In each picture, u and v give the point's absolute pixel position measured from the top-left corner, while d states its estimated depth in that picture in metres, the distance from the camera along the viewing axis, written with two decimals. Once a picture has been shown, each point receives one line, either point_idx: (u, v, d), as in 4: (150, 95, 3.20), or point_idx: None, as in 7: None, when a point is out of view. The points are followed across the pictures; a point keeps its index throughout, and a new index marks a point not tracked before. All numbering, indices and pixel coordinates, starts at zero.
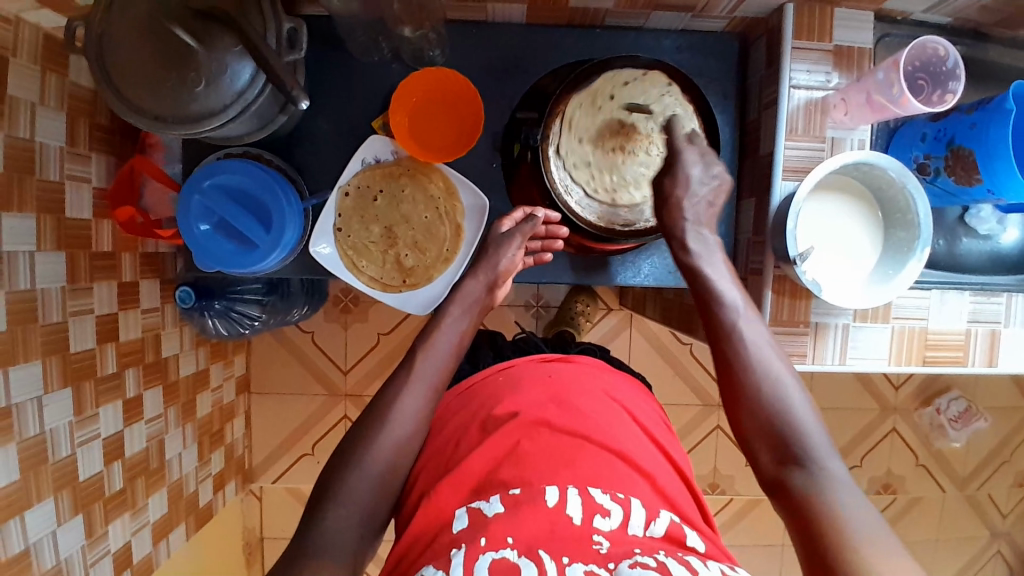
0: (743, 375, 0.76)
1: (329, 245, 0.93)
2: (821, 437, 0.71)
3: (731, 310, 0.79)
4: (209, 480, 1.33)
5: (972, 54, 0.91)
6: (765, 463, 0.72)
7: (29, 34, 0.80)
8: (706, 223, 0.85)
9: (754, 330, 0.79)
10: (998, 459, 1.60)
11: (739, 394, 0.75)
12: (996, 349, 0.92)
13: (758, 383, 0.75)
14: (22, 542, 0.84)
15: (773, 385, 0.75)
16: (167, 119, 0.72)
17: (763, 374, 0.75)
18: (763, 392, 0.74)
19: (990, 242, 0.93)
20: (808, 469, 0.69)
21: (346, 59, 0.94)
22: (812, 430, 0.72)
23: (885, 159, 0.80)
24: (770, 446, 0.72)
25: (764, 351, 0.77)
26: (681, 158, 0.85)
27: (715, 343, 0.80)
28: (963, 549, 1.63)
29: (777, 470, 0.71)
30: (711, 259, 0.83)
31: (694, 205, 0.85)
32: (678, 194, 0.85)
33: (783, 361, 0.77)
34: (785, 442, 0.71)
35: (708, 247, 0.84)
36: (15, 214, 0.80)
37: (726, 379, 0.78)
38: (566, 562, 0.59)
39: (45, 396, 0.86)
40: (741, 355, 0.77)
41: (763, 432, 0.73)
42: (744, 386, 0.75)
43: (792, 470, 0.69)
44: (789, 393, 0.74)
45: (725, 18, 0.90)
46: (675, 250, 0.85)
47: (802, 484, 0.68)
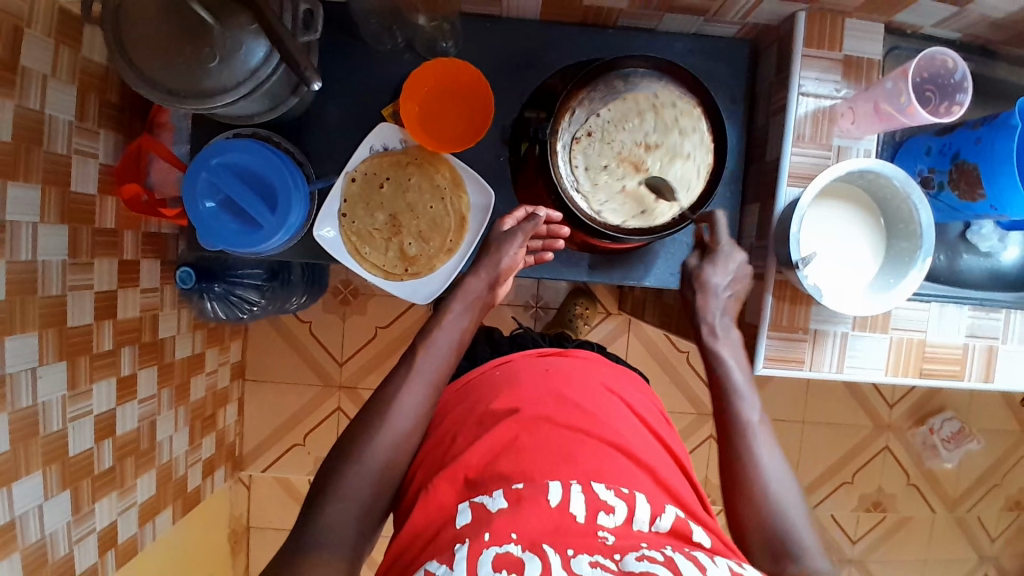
0: (747, 471, 0.78)
1: (333, 229, 0.94)
2: (814, 541, 0.74)
3: (743, 403, 0.84)
4: (198, 465, 1.32)
5: (980, 71, 0.92)
6: (756, 559, 0.74)
7: (45, 7, 0.80)
8: (732, 318, 0.91)
9: (762, 432, 0.82)
10: (988, 481, 1.60)
11: (740, 488, 0.78)
12: (993, 365, 0.92)
13: (763, 482, 0.78)
14: (8, 513, 0.83)
15: (777, 485, 0.78)
16: (181, 93, 0.72)
17: (766, 474, 0.78)
18: (768, 490, 0.77)
19: (991, 259, 0.93)
20: (805, 568, 0.71)
21: (359, 47, 0.95)
22: (805, 533, 0.75)
23: (890, 168, 0.80)
24: (767, 543, 0.74)
25: (768, 450, 0.81)
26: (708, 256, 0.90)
27: (723, 434, 0.83)
28: (950, 571, 1.62)
29: (772, 568, 0.73)
30: (732, 348, 0.88)
31: (721, 296, 0.91)
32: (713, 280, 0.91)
33: (784, 468, 0.80)
34: (780, 542, 0.74)
35: (732, 342, 0.89)
36: (20, 184, 0.80)
37: (728, 469, 0.80)
38: (572, 554, 0.58)
39: (40, 368, 0.85)
40: (749, 449, 0.80)
41: (762, 530, 0.75)
42: (747, 479, 0.78)
43: (787, 568, 0.72)
44: (790, 495, 0.77)
45: (737, 23, 0.91)
46: (703, 338, 0.90)
47: None
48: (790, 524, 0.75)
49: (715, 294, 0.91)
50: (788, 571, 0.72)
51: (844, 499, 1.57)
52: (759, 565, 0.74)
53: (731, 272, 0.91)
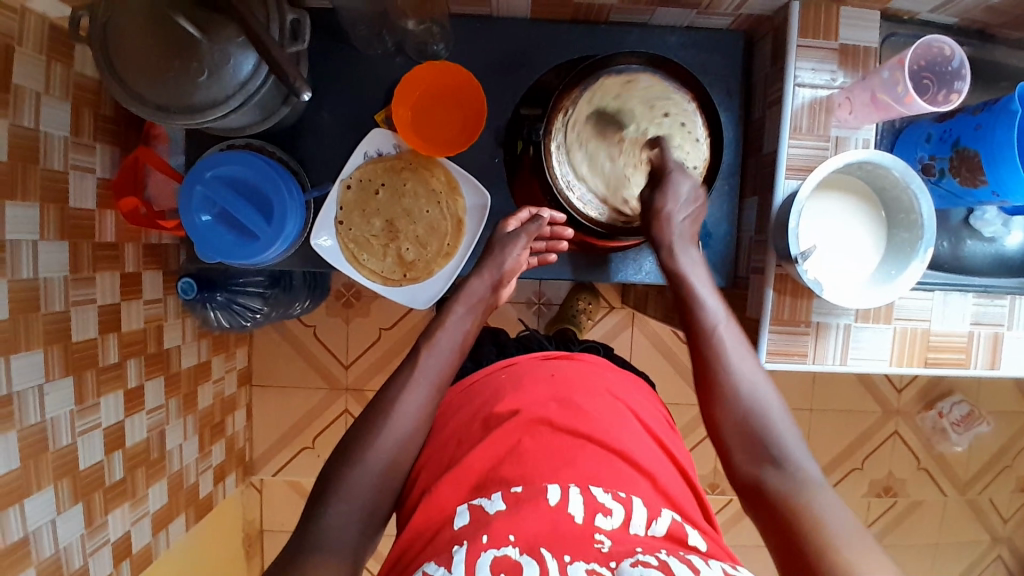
0: (721, 377, 0.78)
1: (330, 237, 0.93)
2: (795, 441, 0.74)
3: (708, 313, 0.82)
4: (209, 471, 1.33)
5: (978, 54, 0.90)
6: (739, 464, 0.74)
7: (35, 24, 0.80)
8: (689, 238, 0.87)
9: (732, 334, 0.81)
10: (999, 463, 1.59)
11: (717, 394, 0.77)
12: (999, 352, 0.91)
13: (737, 387, 0.77)
14: (22, 530, 0.84)
15: (751, 386, 0.77)
16: (171, 109, 0.73)
17: (740, 377, 0.77)
18: (742, 391, 0.77)
19: (995, 244, 0.92)
20: (783, 472, 0.71)
21: (350, 53, 0.94)
22: (785, 434, 0.74)
23: (889, 158, 0.79)
24: (747, 447, 0.74)
25: (740, 354, 0.79)
26: (674, 175, 0.87)
27: (693, 346, 0.82)
28: (963, 554, 1.62)
29: (752, 471, 0.73)
30: (695, 268, 0.86)
31: (678, 222, 0.87)
32: (667, 208, 0.86)
33: (763, 376, 0.78)
34: (760, 444, 0.74)
35: (693, 262, 0.86)
36: (18, 203, 0.80)
37: (702, 379, 0.80)
38: (568, 560, 0.59)
39: (46, 384, 0.86)
40: (720, 357, 0.79)
41: (741, 436, 0.75)
42: (719, 381, 0.78)
43: (766, 472, 0.72)
44: (767, 395, 0.77)
45: (731, 15, 0.90)
46: (661, 256, 0.87)
47: (777, 485, 0.70)
48: (768, 426, 0.75)
49: (670, 221, 0.86)
50: (768, 475, 0.71)
51: (855, 485, 1.56)
52: (742, 469, 0.74)
53: (684, 197, 0.86)
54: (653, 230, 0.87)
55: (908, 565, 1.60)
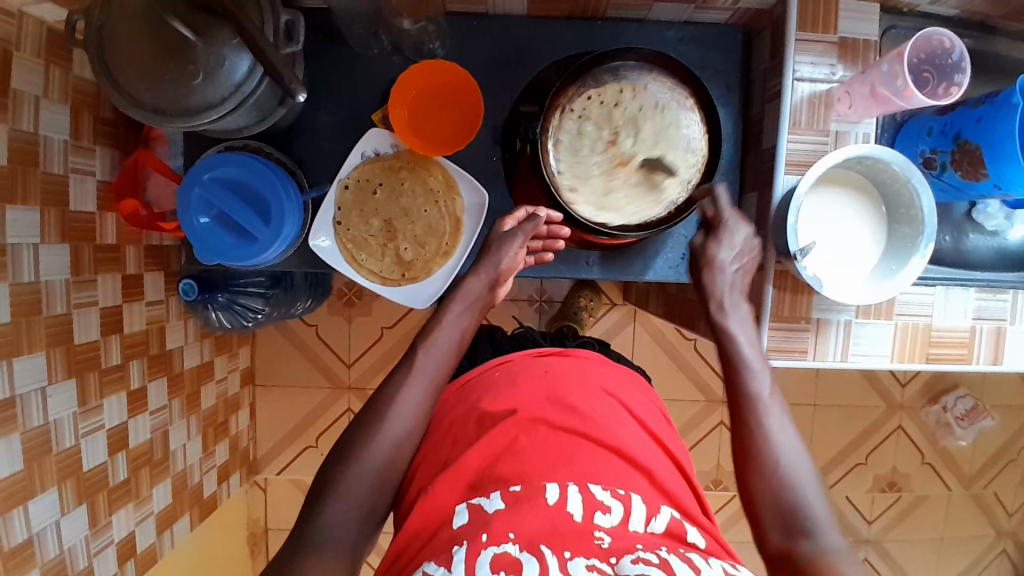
0: (758, 442, 0.75)
1: (328, 238, 0.93)
2: (828, 517, 0.71)
3: (752, 374, 0.79)
4: (213, 471, 1.34)
5: (979, 47, 0.89)
6: (770, 535, 0.71)
7: (33, 28, 0.80)
8: (741, 293, 0.85)
9: (772, 404, 0.78)
10: (1003, 457, 1.58)
11: (754, 461, 0.74)
12: (1001, 347, 0.91)
13: (776, 457, 0.74)
14: (26, 531, 0.85)
15: (789, 458, 0.74)
16: (168, 112, 0.73)
17: (779, 446, 0.75)
18: (779, 459, 0.74)
19: (998, 238, 0.91)
20: (817, 546, 0.68)
21: (347, 52, 0.94)
22: (819, 507, 0.72)
23: (888, 153, 0.78)
24: (780, 518, 0.71)
25: (781, 423, 0.76)
26: (729, 221, 0.86)
27: (732, 407, 0.79)
28: (968, 548, 1.61)
29: (783, 543, 0.70)
30: (741, 323, 0.83)
31: (729, 271, 0.85)
32: (718, 255, 0.85)
33: (801, 446, 0.76)
34: (793, 517, 0.71)
35: (740, 314, 0.84)
36: (18, 207, 0.80)
37: (738, 443, 0.77)
38: (568, 556, 0.59)
39: (49, 387, 0.86)
40: (760, 421, 0.76)
41: (775, 507, 0.71)
42: (759, 451, 0.74)
43: (800, 544, 0.69)
44: (802, 468, 0.74)
45: (728, 10, 0.89)
46: (709, 310, 0.85)
47: (810, 559, 0.68)
48: (803, 499, 0.72)
49: (722, 270, 0.85)
50: (805, 550, 0.68)
51: (859, 481, 1.56)
52: (773, 542, 0.71)
53: (737, 245, 0.85)
54: (704, 277, 0.86)
55: (913, 560, 1.60)
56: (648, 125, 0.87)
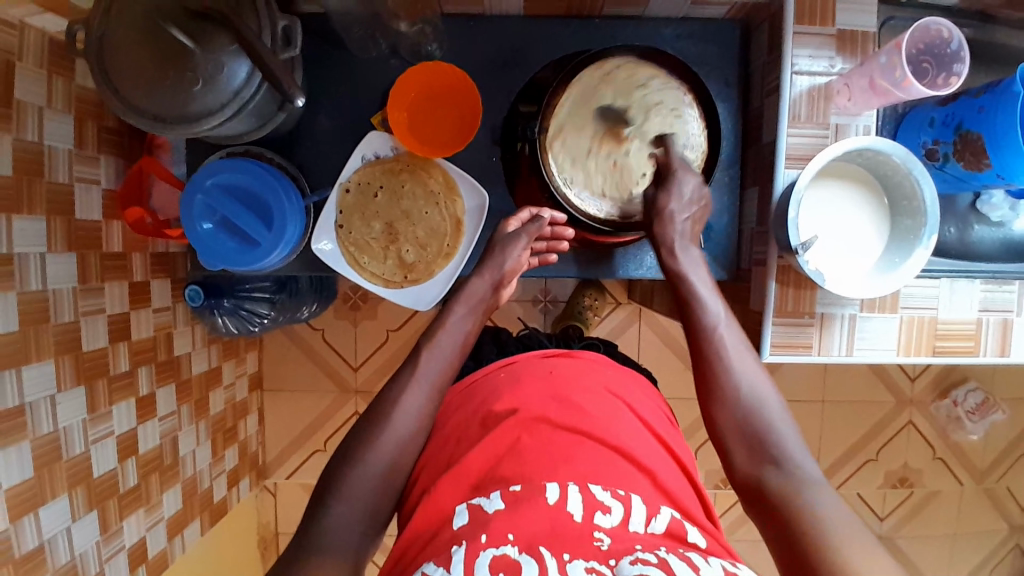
0: (719, 376, 0.77)
1: (330, 242, 0.94)
2: (795, 441, 0.73)
3: (707, 312, 0.81)
4: (223, 476, 1.35)
5: (980, 36, 0.89)
6: (739, 463, 0.73)
7: (34, 39, 0.81)
8: (691, 238, 0.86)
9: (732, 336, 0.80)
10: (1016, 451, 1.57)
11: (715, 395, 0.77)
12: (1009, 339, 0.90)
13: (736, 387, 0.76)
14: (38, 538, 0.85)
15: (752, 389, 0.76)
16: (167, 119, 0.73)
17: (740, 378, 0.77)
18: (741, 393, 0.76)
19: (1003, 228, 0.91)
20: (783, 472, 0.70)
21: (345, 57, 0.94)
22: (784, 432, 0.74)
23: (889, 145, 0.78)
24: (748, 446, 0.73)
25: (739, 354, 0.78)
26: (678, 175, 0.86)
27: (693, 345, 0.81)
28: (982, 544, 1.60)
29: (752, 471, 0.72)
30: (694, 267, 0.85)
31: (680, 222, 0.86)
32: (669, 208, 0.85)
33: (762, 377, 0.78)
34: (759, 444, 0.73)
35: (693, 260, 0.85)
36: (24, 217, 0.81)
37: (702, 380, 0.79)
38: (567, 558, 0.58)
39: (58, 394, 0.87)
40: (720, 356, 0.78)
41: (739, 432, 0.74)
42: (720, 384, 0.77)
43: (765, 471, 0.71)
44: (764, 396, 0.76)
45: (725, 5, 0.89)
46: (661, 256, 0.86)
47: (777, 483, 0.69)
48: (767, 426, 0.74)
49: (673, 221, 0.85)
50: (769, 474, 0.70)
51: (870, 477, 1.54)
52: (740, 469, 0.73)
53: (686, 198, 0.86)
54: (656, 230, 0.86)
55: (926, 556, 1.58)
56: (655, 121, 0.88)
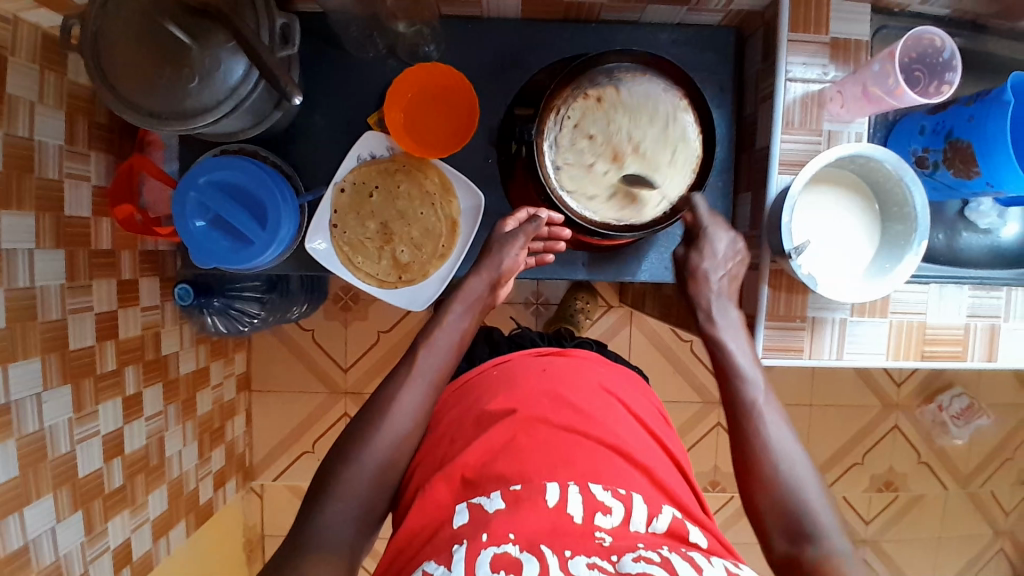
0: (757, 450, 0.76)
1: (325, 241, 0.93)
2: (833, 520, 0.71)
3: (747, 382, 0.81)
4: (209, 477, 1.33)
5: (970, 46, 0.90)
6: (776, 542, 0.72)
7: (27, 33, 0.80)
8: (729, 298, 0.88)
9: (768, 406, 0.79)
10: (999, 455, 1.59)
11: (753, 468, 0.75)
12: (995, 344, 0.91)
13: (775, 460, 0.75)
14: (21, 538, 0.84)
15: (789, 462, 0.75)
16: (163, 115, 0.72)
17: (778, 451, 0.76)
18: (780, 467, 0.74)
19: (991, 236, 0.92)
20: (822, 551, 0.69)
21: (342, 56, 0.94)
22: (822, 510, 0.72)
23: (881, 152, 0.79)
24: (785, 525, 0.72)
25: (778, 427, 0.78)
26: (709, 230, 0.90)
27: (730, 415, 0.81)
28: (965, 548, 1.62)
29: (789, 549, 0.71)
30: (733, 333, 0.86)
31: (715, 280, 0.89)
32: (702, 267, 0.89)
33: (800, 450, 0.76)
34: (798, 522, 0.71)
35: (730, 322, 0.87)
36: (13, 212, 0.80)
37: (738, 451, 0.78)
38: (569, 555, 0.59)
39: (44, 392, 0.86)
40: (758, 428, 0.78)
41: (779, 511, 0.72)
42: (757, 458, 0.75)
43: (804, 550, 0.69)
44: (803, 470, 0.75)
45: (721, 11, 0.90)
46: (699, 320, 0.88)
47: (816, 564, 0.68)
48: (806, 504, 0.72)
49: (707, 280, 0.89)
50: (809, 553, 0.69)
51: (856, 480, 1.56)
52: (777, 547, 0.72)
53: (722, 254, 0.89)
54: (691, 289, 0.90)
55: (910, 559, 1.60)
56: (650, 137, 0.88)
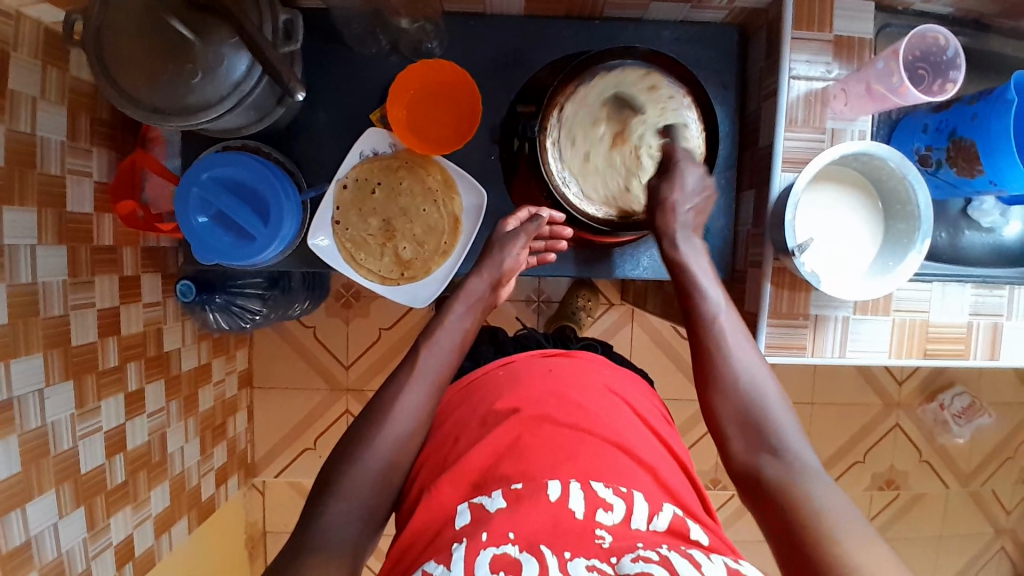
0: (719, 365, 0.78)
1: (327, 237, 0.93)
2: (793, 430, 0.73)
3: (710, 303, 0.82)
4: (211, 474, 1.34)
5: (973, 44, 0.90)
6: (736, 451, 0.74)
7: (29, 29, 0.80)
8: (694, 229, 0.87)
9: (730, 321, 0.81)
10: (1001, 454, 1.59)
11: (714, 381, 0.77)
12: (999, 342, 0.91)
13: (736, 374, 0.77)
14: (24, 533, 0.84)
15: (750, 377, 0.77)
16: (166, 111, 0.72)
17: (738, 364, 0.77)
18: (740, 379, 0.76)
19: (994, 234, 0.92)
20: (781, 460, 0.70)
21: (345, 53, 0.94)
22: (782, 421, 0.74)
23: (885, 150, 0.79)
24: (745, 435, 0.74)
25: (739, 341, 0.79)
26: (681, 162, 0.86)
27: (693, 333, 0.82)
28: (966, 547, 1.62)
29: (749, 459, 0.72)
30: (697, 258, 0.85)
31: (683, 212, 0.86)
32: (672, 198, 0.86)
33: (760, 363, 0.78)
34: (758, 432, 0.73)
35: (695, 250, 0.86)
36: (15, 208, 0.80)
37: (700, 367, 0.80)
38: (568, 557, 0.59)
39: (46, 388, 0.86)
40: (719, 342, 0.79)
41: (737, 417, 0.75)
42: (717, 372, 0.77)
43: (763, 459, 0.71)
44: (764, 384, 0.76)
45: (724, 9, 0.90)
46: (663, 247, 0.87)
47: (773, 472, 0.70)
48: (766, 415, 0.74)
49: (675, 211, 0.86)
50: (767, 464, 0.70)
51: (858, 479, 1.56)
52: (737, 457, 0.73)
53: (690, 189, 0.86)
54: (657, 220, 0.86)
55: (911, 558, 1.60)
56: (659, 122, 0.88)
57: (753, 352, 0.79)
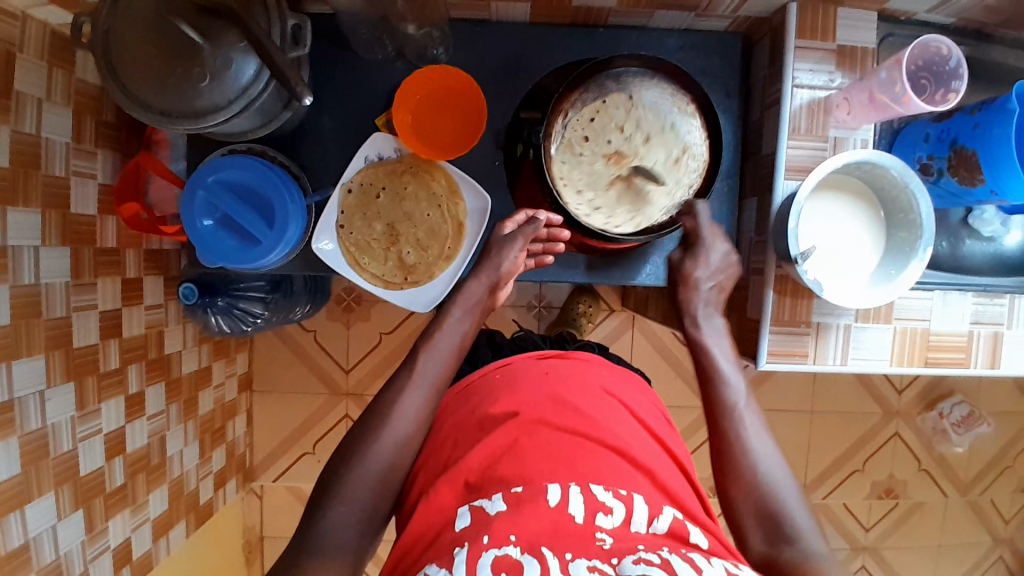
0: (737, 455, 0.78)
1: (331, 241, 0.94)
2: (808, 522, 0.74)
3: (729, 387, 0.84)
4: (210, 477, 1.33)
5: (975, 54, 0.91)
6: (754, 543, 0.74)
7: (35, 30, 0.81)
8: (715, 307, 0.91)
9: (749, 411, 0.82)
10: (999, 464, 1.59)
11: (731, 470, 0.78)
12: (998, 351, 0.92)
13: (753, 464, 0.77)
14: (23, 535, 0.84)
15: (766, 466, 0.78)
16: (174, 114, 0.73)
17: (755, 454, 0.78)
18: (759, 471, 0.77)
19: (994, 243, 0.92)
20: (798, 548, 0.71)
21: (350, 57, 0.95)
22: (798, 512, 0.74)
23: (887, 158, 0.80)
24: (762, 525, 0.74)
25: (756, 430, 0.80)
26: (704, 236, 0.92)
27: (711, 419, 0.83)
28: (965, 556, 1.62)
29: (767, 550, 0.72)
30: (719, 342, 0.88)
31: (704, 288, 0.91)
32: (695, 273, 0.92)
33: (777, 455, 0.79)
34: (775, 523, 0.73)
35: (716, 330, 0.89)
36: (20, 209, 0.80)
37: (717, 455, 0.80)
38: (570, 557, 0.58)
39: (47, 390, 0.86)
40: (738, 431, 0.80)
41: (755, 506, 0.75)
42: (736, 461, 0.78)
43: (782, 550, 0.71)
44: (779, 474, 0.77)
45: (728, 17, 0.91)
46: (685, 325, 0.91)
47: (794, 562, 0.70)
48: (783, 505, 0.74)
49: (697, 287, 0.92)
50: (785, 553, 0.71)
51: (857, 488, 1.56)
52: (753, 546, 0.73)
53: (713, 265, 0.92)
54: (680, 295, 0.92)
55: (910, 567, 1.60)
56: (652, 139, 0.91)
57: (769, 441, 0.80)
